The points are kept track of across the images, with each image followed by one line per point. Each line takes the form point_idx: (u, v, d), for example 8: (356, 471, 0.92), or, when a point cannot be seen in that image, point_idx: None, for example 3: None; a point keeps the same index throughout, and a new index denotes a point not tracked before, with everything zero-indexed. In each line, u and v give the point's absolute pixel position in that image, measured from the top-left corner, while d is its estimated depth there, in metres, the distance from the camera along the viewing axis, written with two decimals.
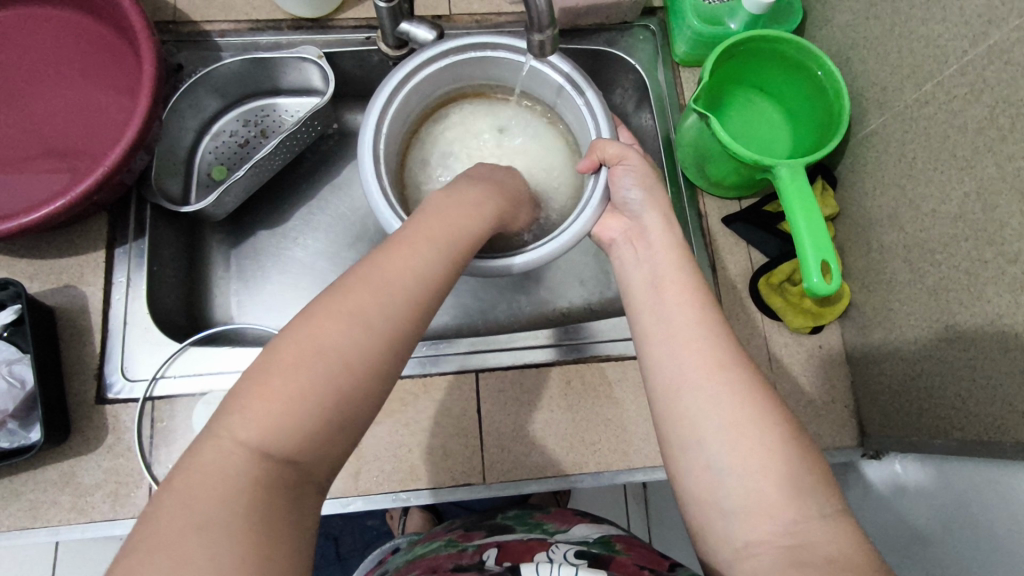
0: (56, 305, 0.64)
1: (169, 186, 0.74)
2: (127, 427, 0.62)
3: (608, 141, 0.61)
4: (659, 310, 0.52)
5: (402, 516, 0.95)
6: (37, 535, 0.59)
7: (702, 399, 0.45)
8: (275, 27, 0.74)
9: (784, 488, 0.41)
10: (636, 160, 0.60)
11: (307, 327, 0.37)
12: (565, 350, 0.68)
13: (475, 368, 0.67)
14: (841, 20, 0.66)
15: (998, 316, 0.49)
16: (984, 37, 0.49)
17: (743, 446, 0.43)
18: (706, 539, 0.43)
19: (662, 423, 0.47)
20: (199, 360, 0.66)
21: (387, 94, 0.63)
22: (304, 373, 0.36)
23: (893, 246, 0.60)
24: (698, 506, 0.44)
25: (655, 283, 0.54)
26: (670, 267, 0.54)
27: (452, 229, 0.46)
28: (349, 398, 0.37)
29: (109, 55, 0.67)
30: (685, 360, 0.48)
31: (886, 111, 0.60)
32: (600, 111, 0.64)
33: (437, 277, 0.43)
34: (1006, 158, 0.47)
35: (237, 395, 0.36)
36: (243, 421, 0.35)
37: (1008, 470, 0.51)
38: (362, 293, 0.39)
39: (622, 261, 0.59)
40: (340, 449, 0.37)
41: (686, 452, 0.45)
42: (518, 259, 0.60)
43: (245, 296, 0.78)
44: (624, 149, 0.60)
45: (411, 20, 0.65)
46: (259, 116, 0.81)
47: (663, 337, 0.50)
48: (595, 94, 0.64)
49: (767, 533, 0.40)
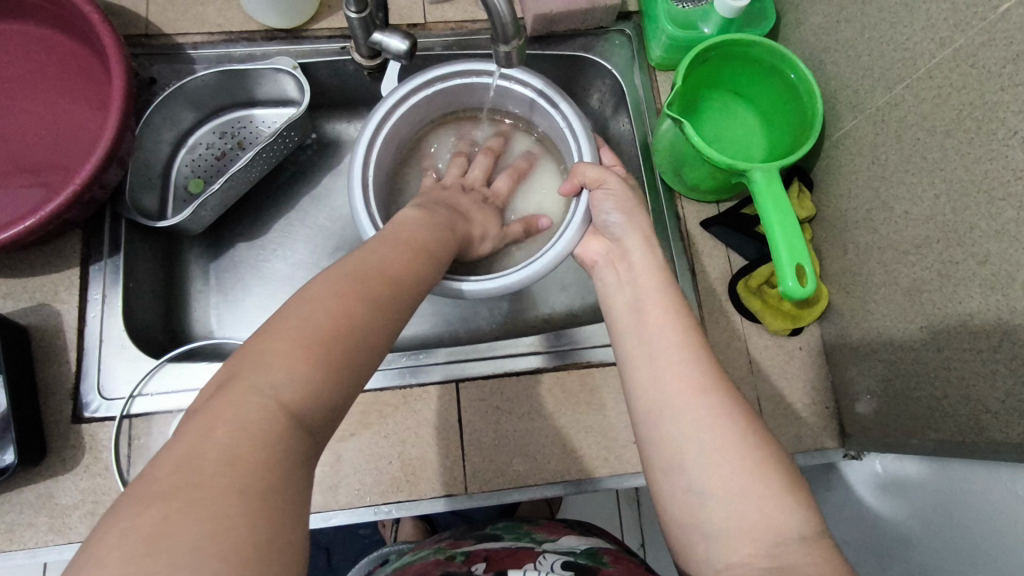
0: (30, 324, 0.64)
1: (145, 201, 0.73)
2: (105, 446, 0.62)
3: (588, 164, 0.60)
4: (642, 332, 0.52)
5: (393, 525, 0.95)
6: (13, 558, 0.58)
7: (685, 420, 0.46)
8: (248, 38, 0.73)
9: (768, 508, 0.40)
10: (616, 184, 0.59)
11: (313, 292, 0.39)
12: (557, 356, 0.68)
13: (454, 378, 0.66)
14: (813, 23, 0.66)
15: (971, 317, 0.49)
16: (950, 41, 0.49)
17: (716, 454, 0.43)
18: (690, 557, 0.43)
19: (647, 438, 0.48)
20: (175, 376, 0.65)
21: (375, 126, 0.63)
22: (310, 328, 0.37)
23: (868, 247, 0.61)
24: (681, 528, 0.44)
25: (638, 308, 0.54)
26: (648, 287, 0.55)
27: (412, 229, 0.50)
28: (358, 353, 0.38)
29: (81, 70, 0.67)
30: (665, 380, 0.48)
31: (858, 114, 0.60)
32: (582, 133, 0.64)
33: (412, 259, 0.46)
34: (973, 162, 0.48)
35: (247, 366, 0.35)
36: (259, 384, 0.34)
37: (984, 472, 0.51)
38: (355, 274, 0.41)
39: (603, 282, 0.60)
40: None
41: (669, 476, 0.45)
42: (468, 284, 0.59)
43: (224, 309, 0.78)
44: (603, 171, 0.60)
45: (384, 29, 0.63)
46: (234, 128, 0.80)
47: (644, 359, 0.50)
48: (581, 118, 0.64)
49: (749, 554, 0.40)
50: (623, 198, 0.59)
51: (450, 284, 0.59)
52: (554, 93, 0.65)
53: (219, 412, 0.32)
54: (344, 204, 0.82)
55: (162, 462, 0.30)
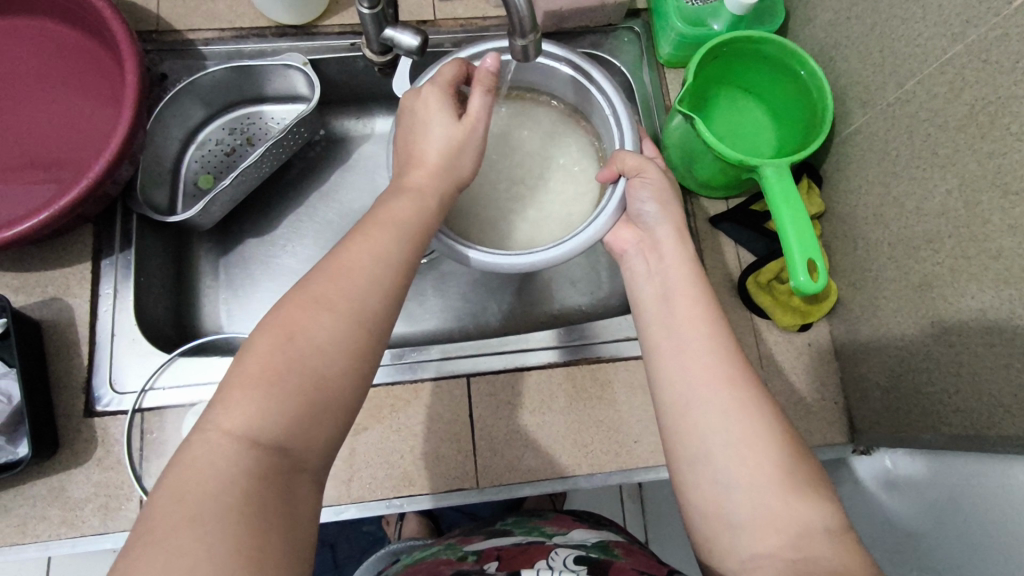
0: (42, 318, 0.64)
1: (155, 196, 0.73)
2: (117, 439, 0.62)
3: (629, 152, 0.58)
4: (667, 324, 0.52)
5: (399, 520, 0.95)
6: (26, 550, 0.59)
7: (714, 412, 0.46)
8: (259, 34, 0.74)
9: (789, 502, 0.42)
10: (654, 173, 0.56)
11: (280, 320, 0.41)
12: (569, 351, 0.68)
13: (455, 374, 0.66)
14: (823, 20, 0.66)
15: (983, 311, 0.49)
16: (962, 36, 0.49)
17: (740, 449, 0.44)
18: (713, 548, 0.44)
19: (671, 433, 0.48)
20: (189, 369, 0.65)
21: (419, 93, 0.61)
22: (278, 357, 0.39)
23: (879, 243, 0.61)
24: (705, 521, 0.44)
25: (666, 297, 0.54)
26: (682, 281, 0.53)
27: (420, 228, 0.49)
28: (327, 373, 0.40)
29: (94, 66, 0.67)
30: (692, 372, 0.48)
31: (869, 110, 0.61)
32: (628, 123, 0.61)
33: (400, 254, 0.47)
34: (986, 156, 0.48)
35: (217, 399, 0.38)
36: (220, 421, 0.37)
37: (995, 465, 0.51)
38: (328, 283, 0.42)
39: (633, 270, 0.58)
40: (319, 446, 0.39)
41: (695, 468, 0.46)
42: (475, 254, 0.57)
43: (234, 304, 0.78)
44: (643, 161, 0.57)
45: (396, 26, 0.63)
46: (244, 124, 0.80)
47: (671, 351, 0.50)
48: (624, 105, 0.62)
49: (773, 546, 0.41)
50: (662, 188, 0.57)
51: (457, 246, 0.57)
52: (602, 76, 0.62)
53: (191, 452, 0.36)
54: (355, 200, 0.83)
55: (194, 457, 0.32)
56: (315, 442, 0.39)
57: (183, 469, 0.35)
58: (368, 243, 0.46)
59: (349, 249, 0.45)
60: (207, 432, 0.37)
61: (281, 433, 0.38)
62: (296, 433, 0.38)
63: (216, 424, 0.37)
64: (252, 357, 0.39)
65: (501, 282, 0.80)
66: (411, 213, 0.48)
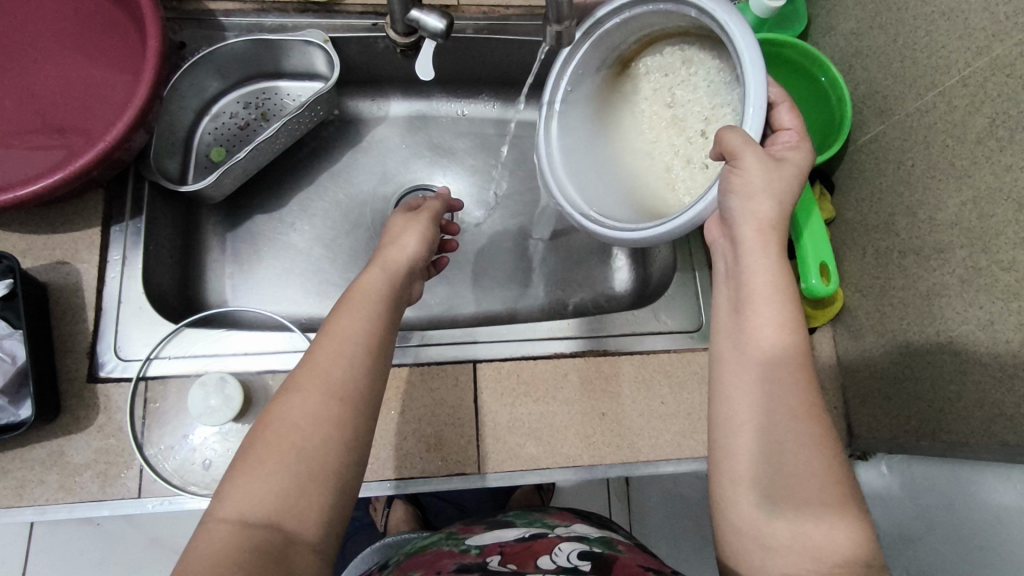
0: (48, 281, 0.63)
1: (167, 165, 0.73)
2: (119, 407, 0.61)
3: (734, 130, 0.51)
4: (739, 335, 0.49)
5: (387, 508, 0.95)
6: (23, 514, 0.58)
7: (762, 432, 0.45)
8: (280, 9, 0.73)
9: (805, 514, 0.42)
10: (756, 166, 0.49)
11: (277, 412, 0.45)
12: (586, 343, 0.69)
13: (431, 362, 0.66)
14: (844, 28, 0.67)
15: (991, 323, 0.50)
16: (987, 50, 0.50)
17: (770, 462, 0.44)
18: (741, 554, 0.44)
19: (722, 443, 0.47)
20: (198, 341, 0.65)
21: (564, 56, 0.63)
22: (283, 440, 0.44)
23: (889, 250, 0.62)
24: (737, 533, 0.44)
25: (743, 308, 0.50)
26: (763, 287, 0.49)
27: (381, 293, 0.54)
28: (323, 444, 0.44)
29: (113, 31, 0.66)
30: (749, 390, 0.47)
31: (887, 119, 0.61)
32: (755, 91, 0.50)
33: (379, 322, 0.52)
34: (1004, 169, 0.49)
35: (228, 480, 0.43)
36: (233, 506, 0.42)
37: (990, 473, 0.52)
38: (320, 364, 0.47)
39: (719, 266, 0.55)
40: (322, 498, 0.43)
41: (737, 486, 0.45)
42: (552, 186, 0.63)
43: (239, 279, 0.77)
44: (746, 145, 0.50)
45: (421, 7, 0.61)
46: (260, 99, 0.80)
47: (738, 364, 0.48)
48: (752, 69, 0.51)
49: (791, 558, 0.41)
50: (770, 162, 0.50)
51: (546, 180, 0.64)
52: (735, 28, 0.52)
53: (198, 539, 0.41)
54: (366, 181, 0.83)
55: (197, 550, 0.40)
56: (314, 502, 0.43)
57: (201, 547, 0.40)
58: (349, 317, 0.51)
59: (334, 325, 0.50)
60: (222, 513, 0.41)
61: (278, 503, 0.42)
62: (288, 503, 0.42)
63: (225, 505, 0.42)
64: (262, 444, 0.44)
65: (511, 273, 0.80)
66: (371, 289, 0.54)
